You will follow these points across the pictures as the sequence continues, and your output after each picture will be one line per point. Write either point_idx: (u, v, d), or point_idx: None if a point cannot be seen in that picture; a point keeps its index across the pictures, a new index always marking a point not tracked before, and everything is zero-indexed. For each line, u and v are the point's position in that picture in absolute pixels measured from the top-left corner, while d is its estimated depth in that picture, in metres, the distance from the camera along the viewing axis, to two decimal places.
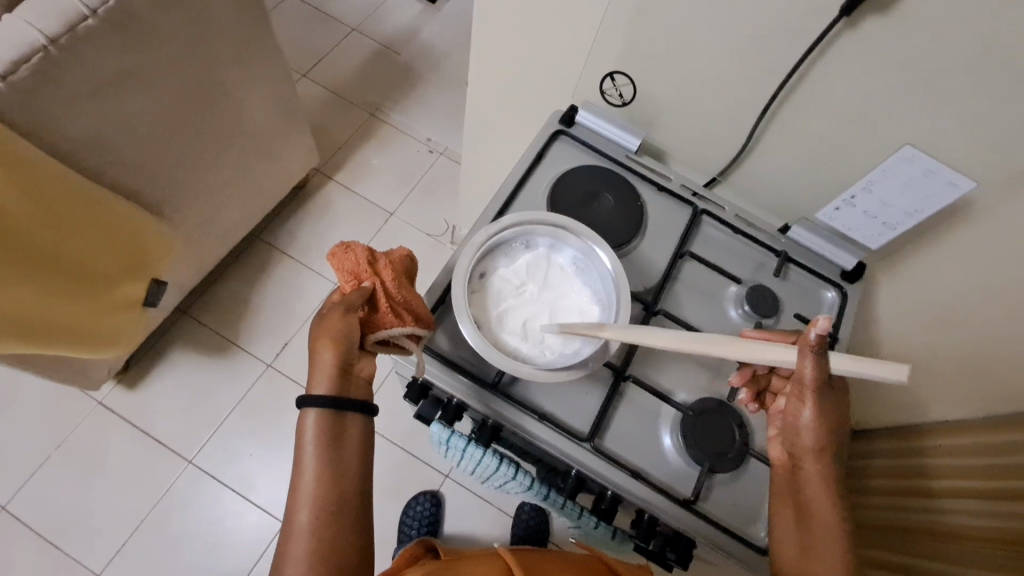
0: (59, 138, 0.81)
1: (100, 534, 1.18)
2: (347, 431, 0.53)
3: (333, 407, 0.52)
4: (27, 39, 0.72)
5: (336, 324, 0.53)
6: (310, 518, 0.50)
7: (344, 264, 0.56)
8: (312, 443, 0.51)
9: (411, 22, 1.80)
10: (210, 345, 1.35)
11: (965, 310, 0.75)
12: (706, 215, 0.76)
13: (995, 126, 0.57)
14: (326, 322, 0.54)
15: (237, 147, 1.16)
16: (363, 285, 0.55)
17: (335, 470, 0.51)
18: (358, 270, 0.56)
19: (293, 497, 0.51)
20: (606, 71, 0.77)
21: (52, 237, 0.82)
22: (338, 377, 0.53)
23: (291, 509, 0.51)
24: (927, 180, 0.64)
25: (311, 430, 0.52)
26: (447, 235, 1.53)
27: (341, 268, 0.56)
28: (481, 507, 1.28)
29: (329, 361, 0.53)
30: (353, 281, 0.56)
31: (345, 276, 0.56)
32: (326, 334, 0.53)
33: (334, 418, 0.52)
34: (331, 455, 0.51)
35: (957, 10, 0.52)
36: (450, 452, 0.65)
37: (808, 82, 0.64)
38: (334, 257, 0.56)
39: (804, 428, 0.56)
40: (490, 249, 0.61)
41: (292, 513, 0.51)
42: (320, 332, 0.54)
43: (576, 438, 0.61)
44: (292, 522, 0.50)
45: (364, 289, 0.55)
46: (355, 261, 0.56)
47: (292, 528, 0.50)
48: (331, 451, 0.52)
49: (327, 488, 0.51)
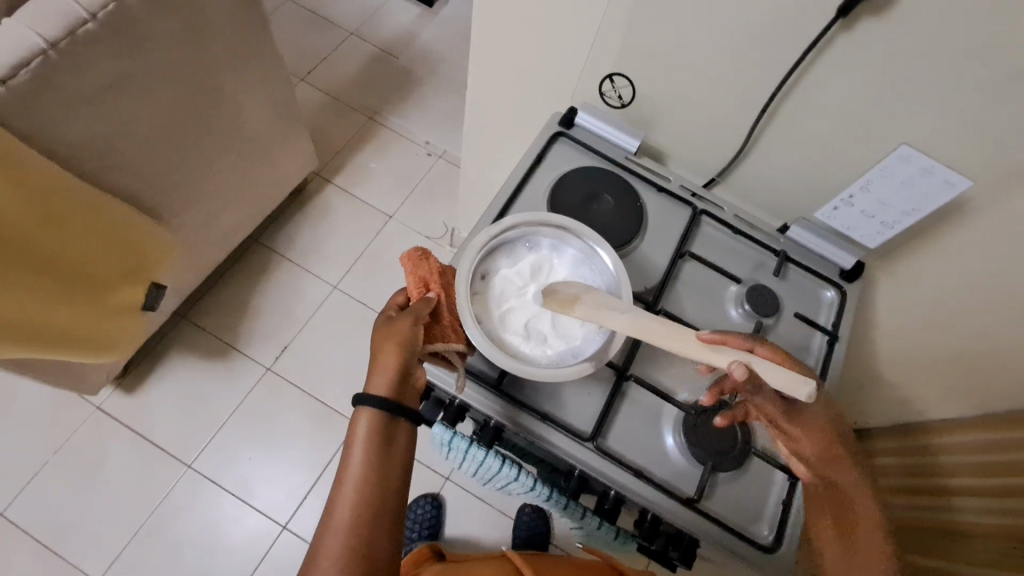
0: (59, 142, 0.80)
1: (99, 539, 1.18)
2: (396, 435, 0.52)
3: (386, 410, 0.51)
4: (27, 43, 0.72)
5: (400, 329, 0.54)
6: (350, 514, 0.48)
7: (418, 272, 0.57)
8: (363, 436, 0.50)
9: (408, 26, 1.81)
10: (209, 350, 1.34)
11: (962, 307, 0.75)
12: (705, 216, 0.76)
13: (990, 126, 0.58)
14: (390, 326, 0.55)
15: (236, 151, 1.16)
16: (430, 295, 0.57)
17: (382, 468, 0.50)
18: (428, 279, 0.58)
19: (336, 490, 0.49)
20: (605, 73, 0.78)
21: (51, 241, 0.82)
22: (396, 382, 0.52)
23: (332, 503, 0.49)
24: (924, 179, 0.65)
25: (363, 424, 0.51)
26: (445, 237, 1.53)
27: (413, 275, 0.58)
28: (482, 510, 1.28)
29: (391, 364, 0.52)
30: (422, 289, 0.58)
31: (415, 284, 0.58)
32: (391, 338, 0.54)
33: (386, 419, 0.51)
34: (381, 452, 0.50)
35: (952, 10, 0.53)
36: (452, 454, 0.64)
37: (805, 83, 0.65)
38: (408, 261, 0.58)
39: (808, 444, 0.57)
40: (493, 247, 0.61)
41: (332, 507, 0.48)
42: (384, 334, 0.55)
43: (580, 438, 0.61)
44: (331, 516, 0.48)
45: (431, 299, 0.56)
46: (429, 270, 0.58)
47: (330, 523, 0.48)
48: (381, 448, 0.50)
49: (372, 486, 0.49)
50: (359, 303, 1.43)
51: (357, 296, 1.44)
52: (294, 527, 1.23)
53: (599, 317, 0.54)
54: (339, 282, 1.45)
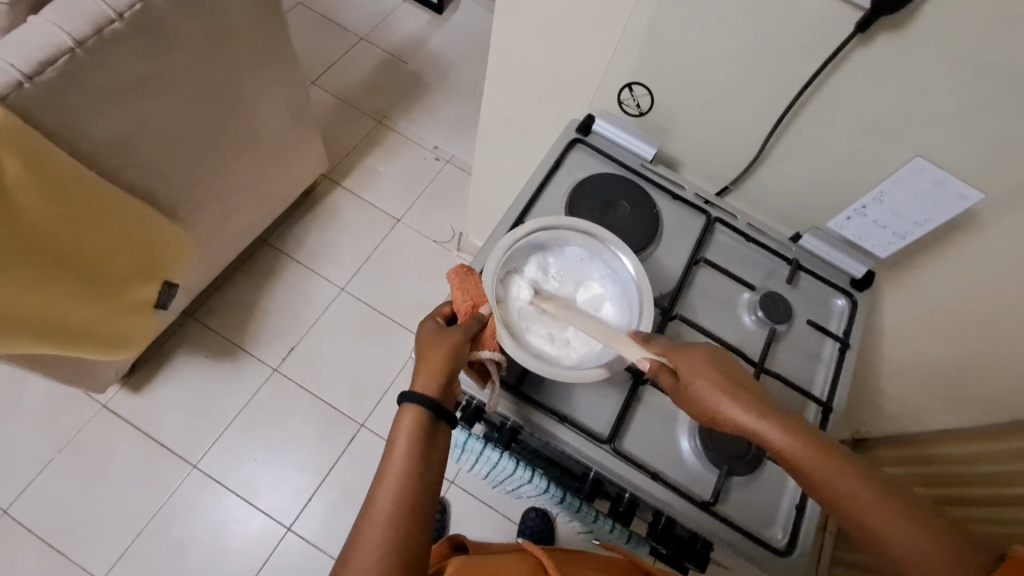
0: (82, 139, 0.81)
1: (104, 537, 1.17)
2: (436, 435, 0.52)
3: (429, 409, 0.52)
4: (54, 41, 0.73)
5: (450, 338, 0.55)
6: (391, 504, 0.48)
7: (465, 287, 0.58)
8: (407, 431, 0.51)
9: (418, 32, 1.83)
10: (216, 350, 1.34)
11: (969, 318, 0.77)
12: (719, 224, 0.77)
13: (1003, 141, 0.59)
14: (439, 335, 0.55)
15: (251, 152, 1.17)
16: (480, 312, 0.57)
17: (422, 465, 0.50)
18: (477, 296, 0.58)
19: (377, 479, 0.50)
20: (624, 82, 0.79)
21: (69, 236, 0.82)
22: (441, 390, 0.53)
23: (373, 492, 0.49)
24: (937, 190, 0.66)
25: (407, 419, 0.51)
26: (452, 242, 1.54)
27: (460, 289, 0.58)
28: (487, 514, 1.28)
29: (437, 368, 0.53)
30: (470, 305, 0.58)
31: (462, 299, 0.58)
32: (437, 349, 0.54)
33: (430, 419, 0.52)
34: (423, 448, 0.51)
35: (967, 29, 0.54)
36: (465, 455, 0.66)
37: (822, 95, 0.66)
38: (455, 275, 0.59)
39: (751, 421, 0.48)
40: (514, 252, 0.62)
41: (373, 496, 0.49)
42: (431, 341, 0.55)
43: (598, 440, 0.62)
44: (372, 505, 0.49)
45: (482, 315, 0.57)
46: (478, 287, 0.58)
47: (370, 512, 0.48)
48: (423, 444, 0.51)
49: (413, 480, 0.50)
50: (366, 306, 1.44)
51: (364, 298, 1.44)
52: (299, 529, 1.22)
53: (569, 315, 0.58)
54: (346, 283, 1.45)
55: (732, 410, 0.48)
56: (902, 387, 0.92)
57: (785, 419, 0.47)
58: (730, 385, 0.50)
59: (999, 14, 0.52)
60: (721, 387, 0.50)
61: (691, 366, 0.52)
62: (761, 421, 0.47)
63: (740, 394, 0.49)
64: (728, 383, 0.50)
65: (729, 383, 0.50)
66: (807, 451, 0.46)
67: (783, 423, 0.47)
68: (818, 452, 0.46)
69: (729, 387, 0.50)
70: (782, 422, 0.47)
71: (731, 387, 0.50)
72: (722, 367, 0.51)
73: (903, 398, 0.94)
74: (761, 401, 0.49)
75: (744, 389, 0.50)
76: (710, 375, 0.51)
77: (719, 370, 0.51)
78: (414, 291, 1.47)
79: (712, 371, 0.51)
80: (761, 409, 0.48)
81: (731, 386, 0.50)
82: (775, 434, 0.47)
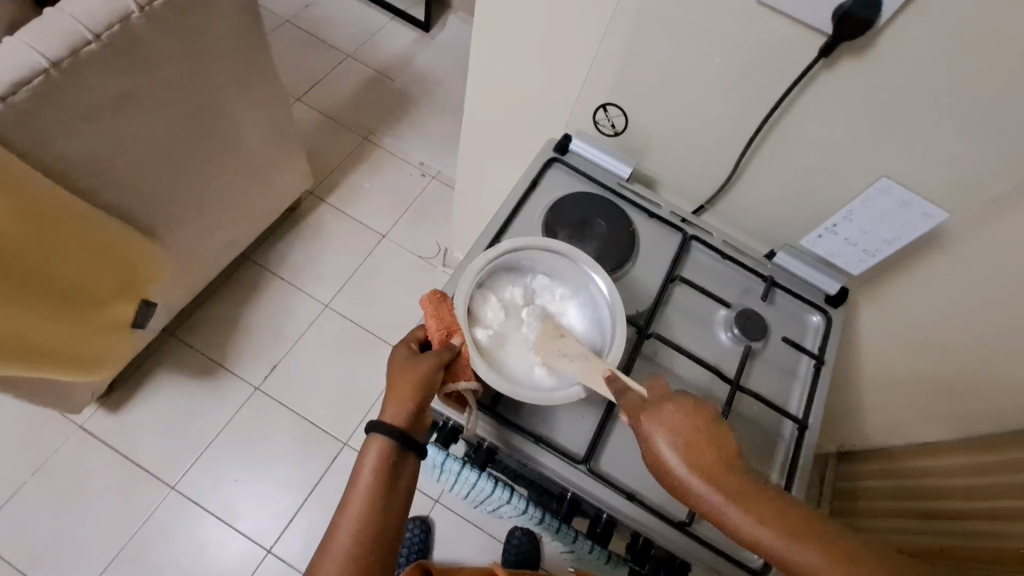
0: (55, 158, 0.81)
1: (75, 565, 1.14)
2: (403, 466, 0.52)
3: (396, 440, 0.51)
4: (28, 62, 0.73)
5: (422, 366, 0.54)
6: (353, 537, 0.48)
7: (439, 315, 0.57)
8: (372, 463, 0.50)
9: (405, 50, 1.85)
10: (197, 368, 1.33)
11: (941, 329, 0.78)
12: (695, 242, 0.78)
13: (965, 160, 0.61)
14: (412, 362, 0.55)
15: (232, 169, 1.17)
16: (452, 341, 0.57)
17: (387, 498, 0.50)
18: (451, 324, 0.57)
19: (340, 511, 0.49)
20: (599, 103, 0.80)
21: (45, 258, 0.82)
22: (410, 416, 0.52)
23: (336, 524, 0.49)
24: (903, 210, 0.68)
25: (372, 450, 0.51)
26: (438, 257, 1.54)
27: (434, 317, 0.57)
28: (471, 532, 1.26)
29: (406, 397, 0.53)
30: (443, 334, 0.57)
31: (436, 326, 0.57)
32: (405, 379, 0.53)
33: (397, 450, 0.51)
34: (387, 480, 0.50)
35: (924, 55, 0.56)
36: (443, 476, 0.63)
37: (791, 116, 0.68)
38: (428, 302, 0.58)
39: (668, 458, 0.48)
40: (519, 256, 0.64)
41: (334, 528, 0.48)
42: (404, 368, 0.55)
43: (573, 460, 0.62)
44: (333, 538, 0.48)
45: (454, 345, 0.56)
46: (451, 315, 0.58)
47: (330, 545, 0.48)
48: (388, 475, 0.50)
49: (376, 511, 0.49)
50: (351, 323, 1.43)
51: (348, 314, 1.44)
52: (279, 550, 1.20)
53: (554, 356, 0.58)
54: (330, 300, 1.45)
55: (698, 489, 0.46)
56: (886, 400, 0.93)
57: (752, 496, 0.46)
58: (693, 452, 0.48)
59: (952, 41, 0.54)
60: (684, 456, 0.48)
61: (654, 426, 0.50)
62: (730, 507, 0.45)
63: (706, 470, 0.47)
64: (694, 447, 0.48)
65: (691, 445, 0.48)
66: (786, 540, 0.44)
67: (749, 503, 0.45)
68: (802, 538, 0.44)
69: (697, 462, 0.47)
70: (759, 508, 0.45)
71: (696, 458, 0.48)
72: (691, 423, 0.50)
73: (888, 410, 0.95)
74: (729, 477, 0.47)
75: (710, 460, 0.47)
76: (674, 440, 0.49)
77: (692, 430, 0.49)
78: (400, 307, 1.47)
79: (680, 428, 0.49)
80: (735, 497, 0.45)
81: (696, 455, 0.48)
82: (749, 524, 0.45)
